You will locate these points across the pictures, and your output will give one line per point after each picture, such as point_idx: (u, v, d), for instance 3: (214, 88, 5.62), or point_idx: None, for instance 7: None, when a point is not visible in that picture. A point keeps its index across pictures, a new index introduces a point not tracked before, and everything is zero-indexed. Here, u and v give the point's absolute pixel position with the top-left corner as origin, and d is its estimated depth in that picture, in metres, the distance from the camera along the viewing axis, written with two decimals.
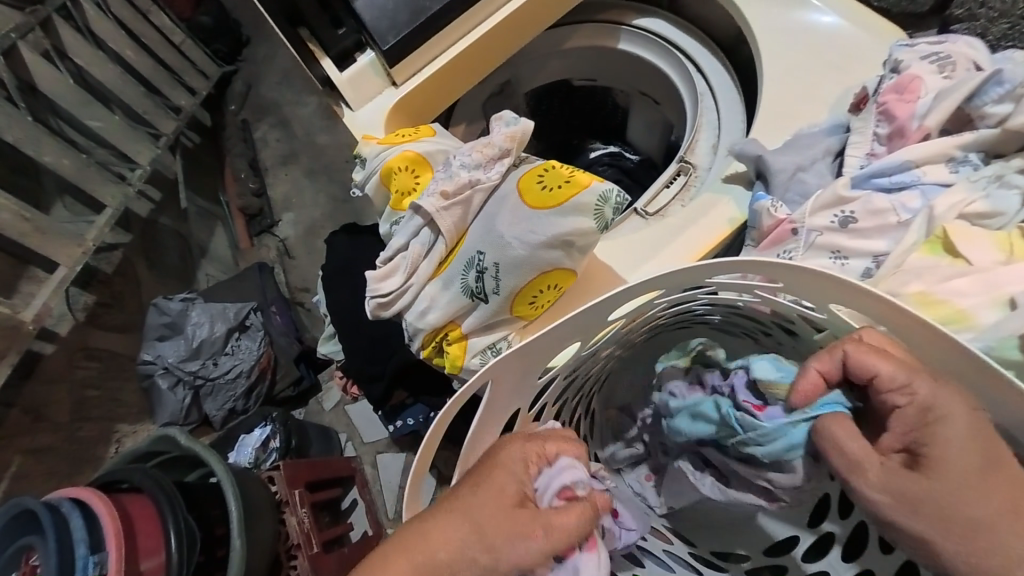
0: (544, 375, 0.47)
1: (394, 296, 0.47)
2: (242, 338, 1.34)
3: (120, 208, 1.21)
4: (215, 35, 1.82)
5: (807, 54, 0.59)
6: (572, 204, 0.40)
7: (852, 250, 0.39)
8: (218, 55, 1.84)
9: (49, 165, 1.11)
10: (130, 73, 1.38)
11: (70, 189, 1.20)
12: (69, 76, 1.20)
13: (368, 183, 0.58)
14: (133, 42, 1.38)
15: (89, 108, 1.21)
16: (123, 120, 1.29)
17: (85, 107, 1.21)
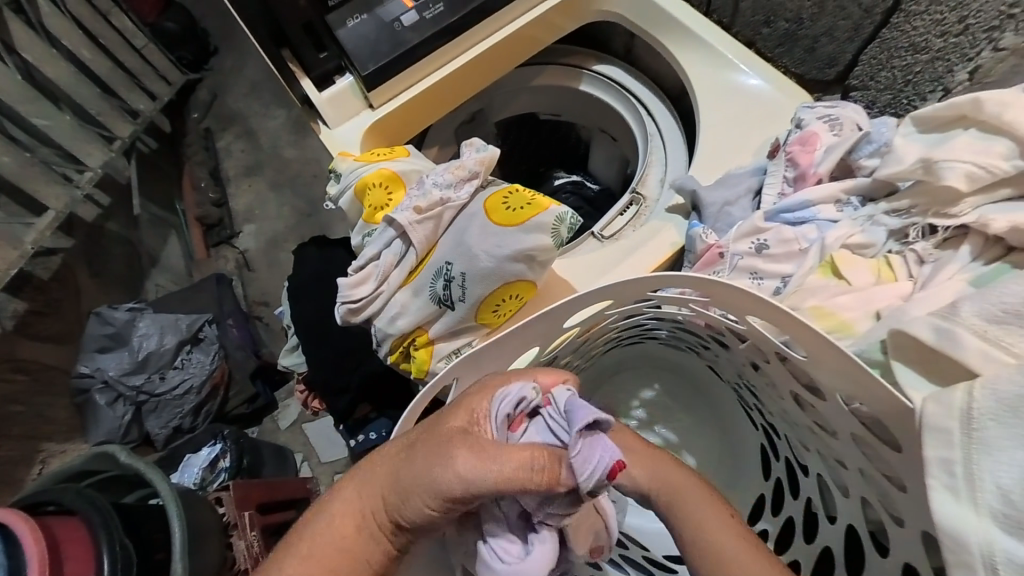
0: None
1: (365, 303, 0.49)
2: (193, 351, 1.28)
3: (64, 210, 1.17)
4: (178, 42, 1.81)
5: (738, 107, 0.69)
6: (532, 223, 0.45)
7: (766, 271, 0.47)
8: (182, 61, 1.82)
9: None
10: (86, 75, 1.36)
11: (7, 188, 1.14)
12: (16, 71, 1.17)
13: (343, 197, 0.61)
14: (90, 43, 1.36)
15: (35, 104, 1.18)
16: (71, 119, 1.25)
17: (31, 104, 1.17)
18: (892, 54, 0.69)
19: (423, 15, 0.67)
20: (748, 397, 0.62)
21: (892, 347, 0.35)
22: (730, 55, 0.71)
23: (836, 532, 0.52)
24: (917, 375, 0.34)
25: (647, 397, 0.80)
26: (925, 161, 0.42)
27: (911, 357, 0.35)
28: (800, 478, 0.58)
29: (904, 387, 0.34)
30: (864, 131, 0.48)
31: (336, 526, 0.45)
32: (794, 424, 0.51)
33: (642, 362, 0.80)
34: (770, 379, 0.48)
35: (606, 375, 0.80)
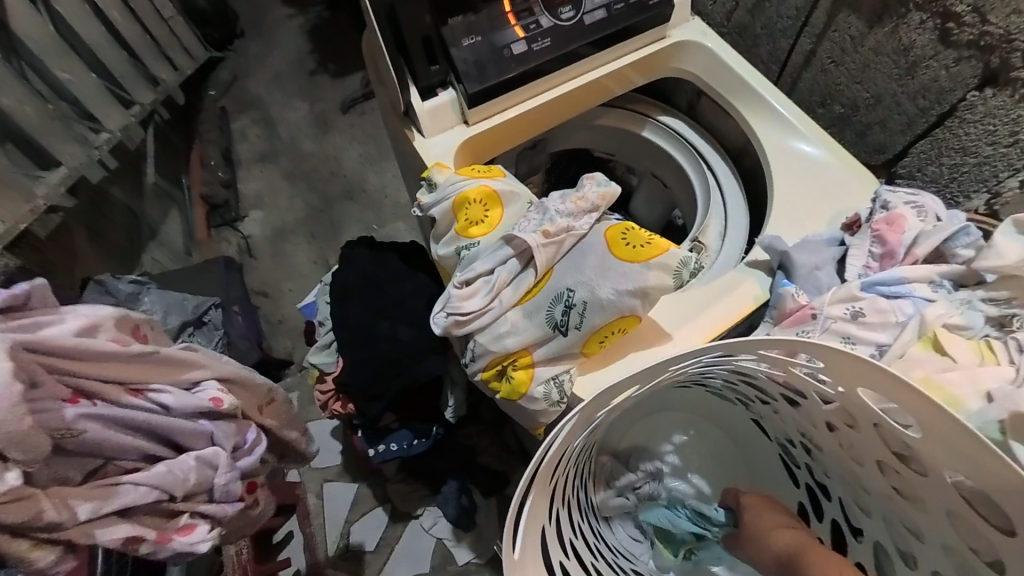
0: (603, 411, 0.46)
1: (473, 316, 0.48)
2: (195, 334, 1.25)
3: (77, 169, 1.20)
4: (208, 20, 1.81)
5: (810, 175, 0.72)
6: (654, 262, 0.46)
7: (860, 338, 0.50)
8: (208, 39, 1.83)
9: (6, 108, 1.07)
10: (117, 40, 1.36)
11: (15, 136, 1.11)
12: (50, 22, 1.16)
13: (436, 206, 0.61)
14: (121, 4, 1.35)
15: (62, 58, 1.18)
16: (98, 80, 1.27)
17: (58, 57, 1.17)
18: (941, 153, 0.77)
19: (532, 47, 0.70)
20: (797, 454, 0.65)
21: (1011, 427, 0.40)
22: (797, 127, 0.76)
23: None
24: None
25: (677, 441, 0.82)
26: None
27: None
28: (847, 543, 0.60)
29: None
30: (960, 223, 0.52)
31: None
32: (862, 490, 0.53)
33: (679, 408, 0.82)
34: (849, 443, 0.50)
35: (644, 415, 0.82)
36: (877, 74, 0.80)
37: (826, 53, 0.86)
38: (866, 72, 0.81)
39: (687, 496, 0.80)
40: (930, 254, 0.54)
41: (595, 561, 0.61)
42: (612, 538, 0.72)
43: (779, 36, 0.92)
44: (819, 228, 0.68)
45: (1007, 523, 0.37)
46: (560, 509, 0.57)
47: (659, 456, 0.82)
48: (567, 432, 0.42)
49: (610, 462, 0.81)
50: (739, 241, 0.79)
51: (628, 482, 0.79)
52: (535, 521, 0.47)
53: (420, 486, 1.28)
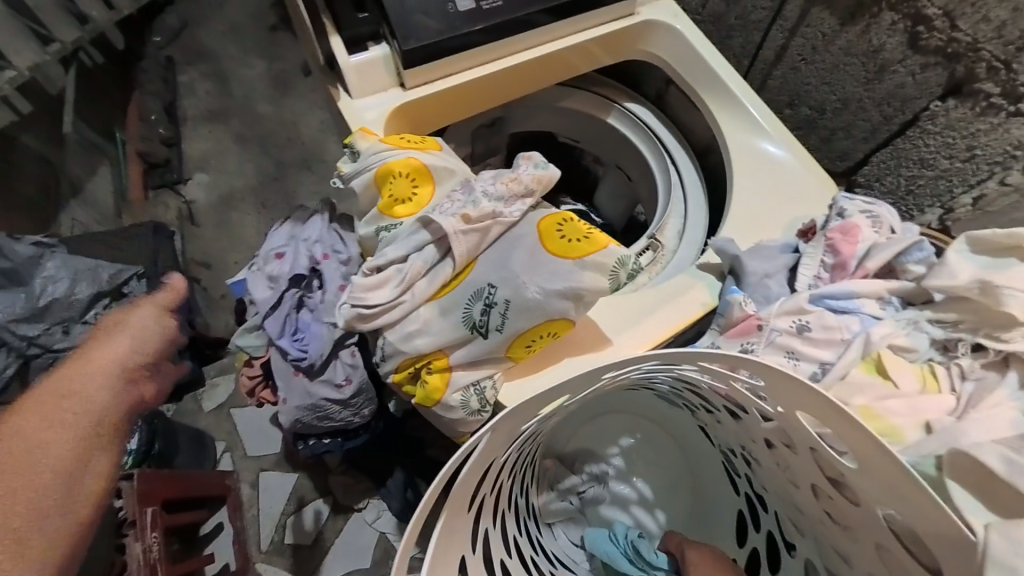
0: (529, 423, 0.41)
1: (381, 310, 0.41)
2: (111, 308, 1.12)
3: None
4: None
5: (771, 177, 0.68)
6: (590, 260, 0.41)
7: (804, 353, 0.47)
8: None
9: None
10: None
11: None
12: None
13: (357, 178, 0.53)
14: None
15: None
16: None
17: None
18: (900, 164, 0.75)
19: (481, 5, 0.62)
20: (738, 465, 0.63)
21: (951, 466, 0.36)
22: (762, 123, 0.73)
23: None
24: (974, 499, 0.35)
25: (625, 444, 0.80)
26: (983, 283, 0.44)
27: (966, 479, 0.36)
28: (780, 557, 0.59)
29: (962, 511, 0.34)
30: (915, 239, 0.50)
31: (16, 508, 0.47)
32: (798, 508, 0.51)
33: (625, 411, 0.79)
34: (786, 463, 0.48)
35: (590, 418, 0.79)
36: (845, 76, 0.77)
37: (797, 49, 0.82)
38: (834, 73, 0.78)
39: (630, 500, 0.78)
40: (880, 268, 0.51)
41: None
42: (550, 545, 0.70)
43: (751, 28, 0.87)
44: (778, 232, 0.64)
45: (938, 564, 0.36)
46: (490, 523, 0.53)
47: (604, 459, 0.80)
48: (481, 451, 0.37)
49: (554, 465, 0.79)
50: (698, 241, 0.75)
51: (572, 485, 0.79)
52: (453, 543, 0.42)
53: (364, 479, 1.21)
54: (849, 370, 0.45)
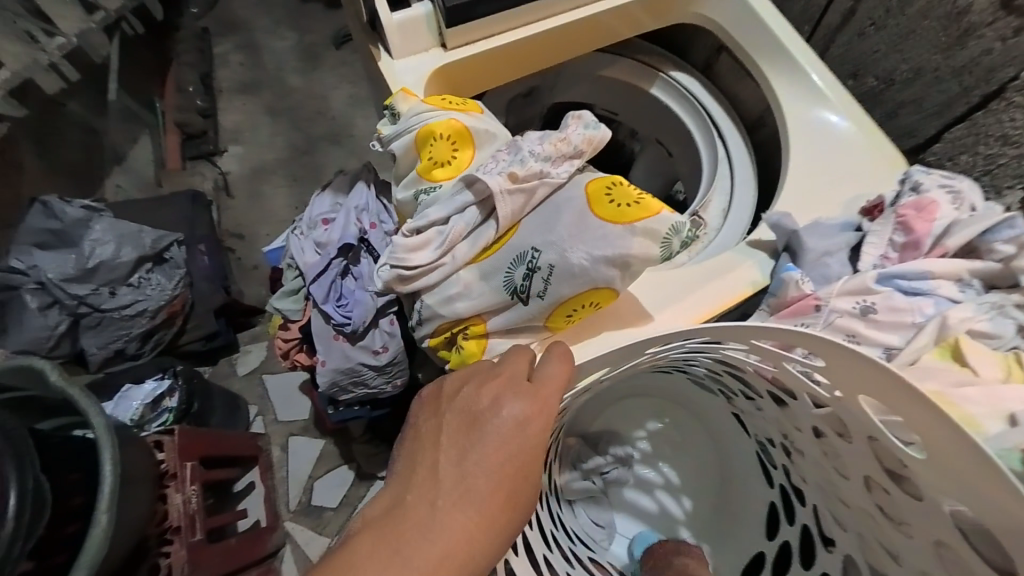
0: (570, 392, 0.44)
1: (421, 271, 0.41)
2: (153, 271, 1.17)
3: None
4: None
5: (832, 152, 0.63)
6: (640, 227, 0.38)
7: (865, 337, 0.45)
8: None
9: None
10: None
11: None
12: None
13: (396, 141, 0.52)
14: None
15: None
16: None
17: None
18: (979, 141, 0.68)
19: None
20: (776, 454, 0.61)
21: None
22: (824, 91, 0.67)
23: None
24: None
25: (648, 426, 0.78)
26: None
27: None
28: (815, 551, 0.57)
29: None
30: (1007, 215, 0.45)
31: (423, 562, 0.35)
32: (841, 502, 0.49)
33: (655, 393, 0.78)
34: (837, 453, 0.45)
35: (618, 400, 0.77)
36: (920, 42, 0.70)
37: (866, 14, 0.75)
38: (908, 40, 0.71)
39: (655, 485, 0.77)
40: (964, 247, 0.47)
41: (549, 554, 0.57)
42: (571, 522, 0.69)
43: None
44: (836, 210, 0.59)
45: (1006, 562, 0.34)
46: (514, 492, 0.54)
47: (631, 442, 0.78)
48: None
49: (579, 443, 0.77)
50: (743, 221, 0.71)
51: (596, 466, 0.74)
52: None
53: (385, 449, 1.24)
54: (919, 355, 0.43)
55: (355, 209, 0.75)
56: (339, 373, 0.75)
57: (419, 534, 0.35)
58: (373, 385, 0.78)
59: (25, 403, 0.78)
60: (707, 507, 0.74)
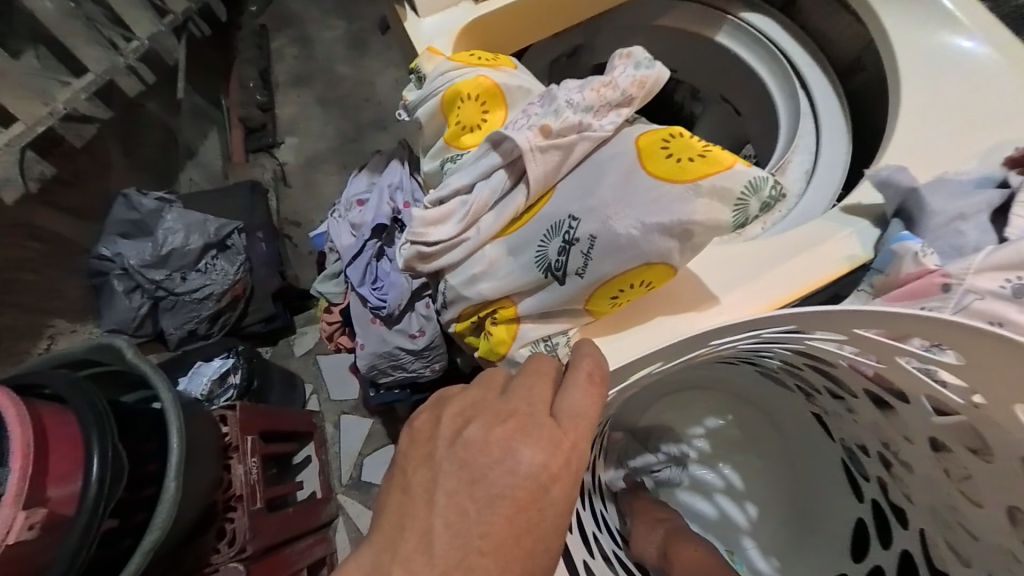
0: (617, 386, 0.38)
1: (443, 248, 0.36)
2: (218, 257, 1.25)
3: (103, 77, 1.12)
4: None
5: (962, 90, 0.50)
6: (707, 186, 0.31)
7: (1017, 326, 0.34)
8: None
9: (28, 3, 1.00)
10: None
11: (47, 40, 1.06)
12: None
13: (421, 106, 0.47)
14: None
15: None
16: None
17: None
18: None
19: None
20: (869, 464, 0.52)
21: None
22: (953, 12, 0.53)
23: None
24: None
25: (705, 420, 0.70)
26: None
27: None
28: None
29: None
30: None
31: None
32: (964, 531, 0.39)
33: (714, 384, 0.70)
34: (965, 473, 0.36)
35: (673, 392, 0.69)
36: None
37: None
38: None
39: (714, 488, 0.69)
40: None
41: (590, 559, 0.50)
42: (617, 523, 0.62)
43: None
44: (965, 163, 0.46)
45: None
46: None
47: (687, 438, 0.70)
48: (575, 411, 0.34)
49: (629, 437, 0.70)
50: (831, 185, 0.58)
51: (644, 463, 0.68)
52: None
53: None
54: None
55: (390, 188, 0.72)
56: (377, 357, 0.74)
57: None
58: (410, 369, 0.76)
59: (109, 376, 0.84)
60: (779, 518, 0.65)
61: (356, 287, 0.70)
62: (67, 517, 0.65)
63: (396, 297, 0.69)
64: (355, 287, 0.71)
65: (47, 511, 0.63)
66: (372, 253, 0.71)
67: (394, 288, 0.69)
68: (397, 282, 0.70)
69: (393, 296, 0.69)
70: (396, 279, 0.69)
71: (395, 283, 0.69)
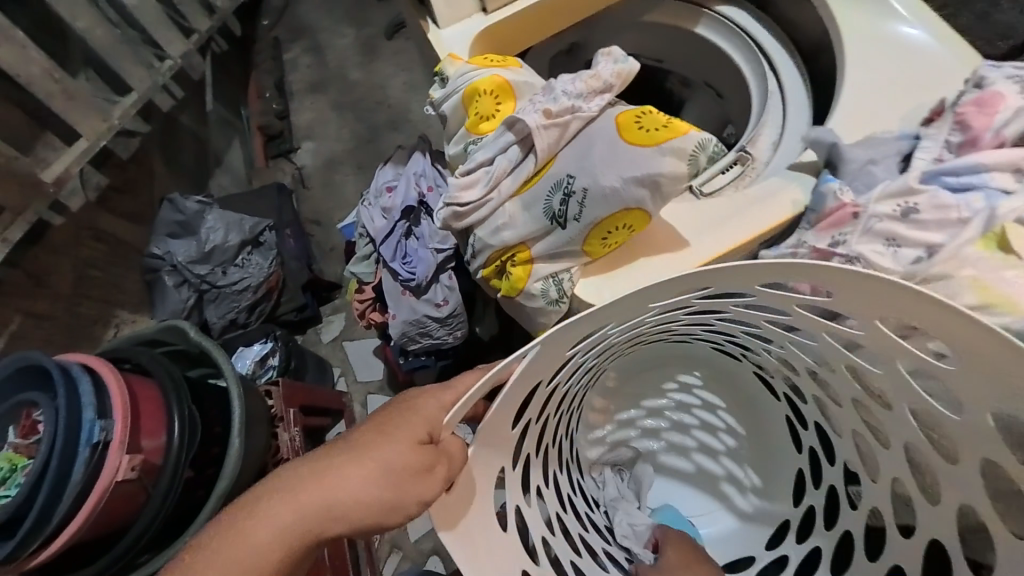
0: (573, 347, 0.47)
1: (473, 208, 0.47)
2: (253, 253, 1.37)
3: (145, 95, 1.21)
4: None
5: (894, 62, 0.59)
6: (669, 147, 0.41)
7: (907, 239, 0.45)
8: None
9: (82, 31, 1.09)
10: None
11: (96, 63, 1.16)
12: None
13: (446, 101, 0.58)
14: None
15: None
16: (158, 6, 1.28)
17: None
18: None
19: None
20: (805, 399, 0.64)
21: None
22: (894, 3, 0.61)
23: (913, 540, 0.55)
24: None
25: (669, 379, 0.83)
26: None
27: None
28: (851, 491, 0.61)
29: None
30: None
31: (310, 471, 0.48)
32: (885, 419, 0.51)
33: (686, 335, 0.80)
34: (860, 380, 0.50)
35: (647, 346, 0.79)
36: None
37: None
38: None
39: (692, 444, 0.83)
40: (1022, 136, 0.46)
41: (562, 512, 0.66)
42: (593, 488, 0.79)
43: None
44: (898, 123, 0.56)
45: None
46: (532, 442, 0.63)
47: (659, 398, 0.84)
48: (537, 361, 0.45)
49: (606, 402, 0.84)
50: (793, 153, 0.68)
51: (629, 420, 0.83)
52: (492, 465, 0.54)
53: None
54: (964, 248, 0.42)
55: (417, 175, 0.83)
56: (407, 325, 0.85)
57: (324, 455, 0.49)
58: (436, 336, 0.87)
59: (177, 355, 0.97)
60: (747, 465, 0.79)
61: (388, 262, 0.82)
62: (158, 464, 0.76)
63: (425, 269, 0.80)
64: (388, 263, 0.83)
65: (143, 457, 0.74)
66: (402, 233, 0.82)
67: (423, 261, 0.81)
68: (425, 257, 0.81)
69: (422, 269, 0.81)
70: (425, 255, 0.81)
71: (424, 258, 0.81)
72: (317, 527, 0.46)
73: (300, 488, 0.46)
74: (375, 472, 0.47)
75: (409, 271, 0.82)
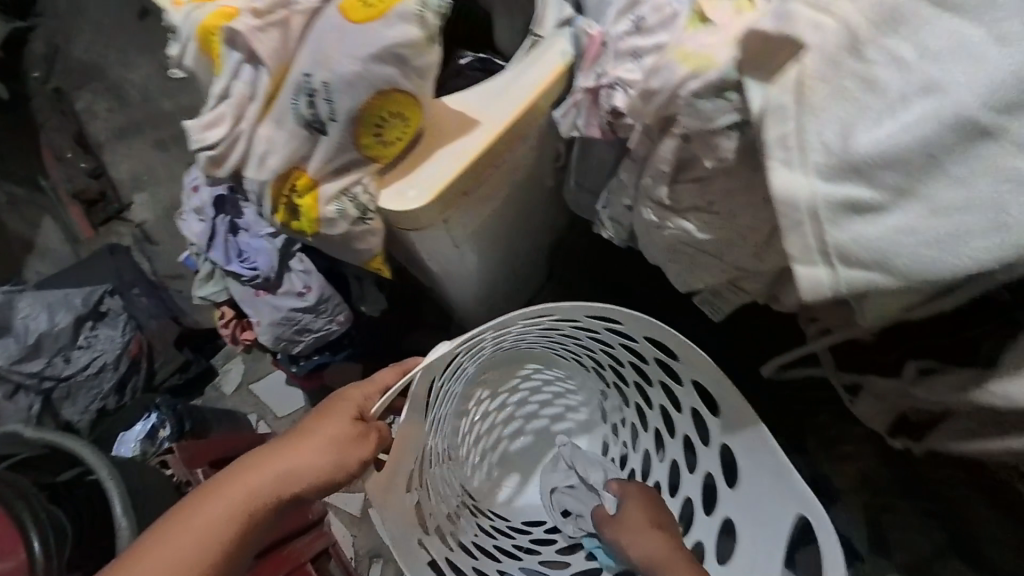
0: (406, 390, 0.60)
1: (225, 144, 0.44)
2: (98, 327, 1.17)
3: None
4: None
5: None
6: (394, 14, 0.41)
7: (643, 48, 0.47)
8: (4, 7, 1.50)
9: None
10: None
11: None
12: None
13: (185, 54, 0.51)
14: None
15: None
16: None
17: None
18: None
19: None
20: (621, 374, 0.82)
21: (744, 58, 0.41)
22: None
23: (708, 453, 0.77)
24: (760, 84, 0.40)
25: (535, 370, 0.94)
26: None
27: (756, 63, 0.41)
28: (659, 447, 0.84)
29: (750, 100, 0.41)
30: None
31: (253, 470, 0.58)
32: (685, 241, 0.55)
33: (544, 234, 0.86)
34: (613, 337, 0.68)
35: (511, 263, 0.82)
36: None
37: None
38: None
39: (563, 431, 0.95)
40: None
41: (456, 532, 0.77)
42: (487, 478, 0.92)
43: None
44: None
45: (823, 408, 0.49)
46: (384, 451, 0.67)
47: (534, 388, 0.96)
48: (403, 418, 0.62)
49: (483, 409, 0.92)
50: None
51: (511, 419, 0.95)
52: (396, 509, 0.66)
53: None
54: (678, 33, 0.45)
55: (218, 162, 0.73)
56: (280, 326, 0.78)
57: (266, 452, 0.60)
58: (318, 328, 0.81)
59: (20, 466, 0.79)
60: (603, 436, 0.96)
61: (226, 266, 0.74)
62: None
63: (269, 260, 0.73)
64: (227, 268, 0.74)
65: None
66: (228, 229, 0.74)
67: (264, 251, 0.73)
68: (262, 247, 0.73)
69: (266, 262, 0.73)
70: (263, 245, 0.73)
71: (262, 249, 0.73)
72: (277, 493, 0.58)
73: (265, 462, 0.58)
74: (315, 451, 0.59)
75: (252, 269, 0.74)
